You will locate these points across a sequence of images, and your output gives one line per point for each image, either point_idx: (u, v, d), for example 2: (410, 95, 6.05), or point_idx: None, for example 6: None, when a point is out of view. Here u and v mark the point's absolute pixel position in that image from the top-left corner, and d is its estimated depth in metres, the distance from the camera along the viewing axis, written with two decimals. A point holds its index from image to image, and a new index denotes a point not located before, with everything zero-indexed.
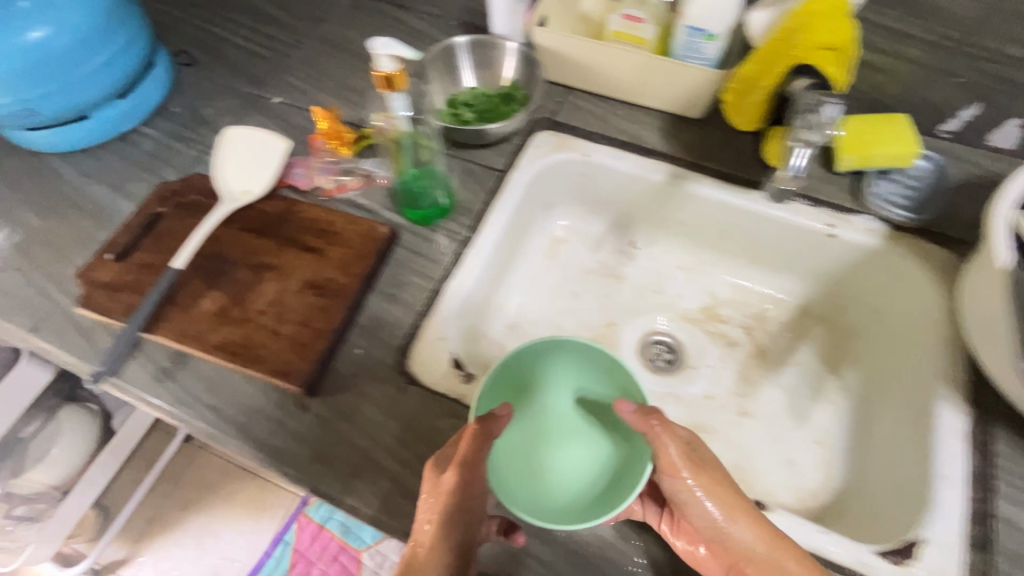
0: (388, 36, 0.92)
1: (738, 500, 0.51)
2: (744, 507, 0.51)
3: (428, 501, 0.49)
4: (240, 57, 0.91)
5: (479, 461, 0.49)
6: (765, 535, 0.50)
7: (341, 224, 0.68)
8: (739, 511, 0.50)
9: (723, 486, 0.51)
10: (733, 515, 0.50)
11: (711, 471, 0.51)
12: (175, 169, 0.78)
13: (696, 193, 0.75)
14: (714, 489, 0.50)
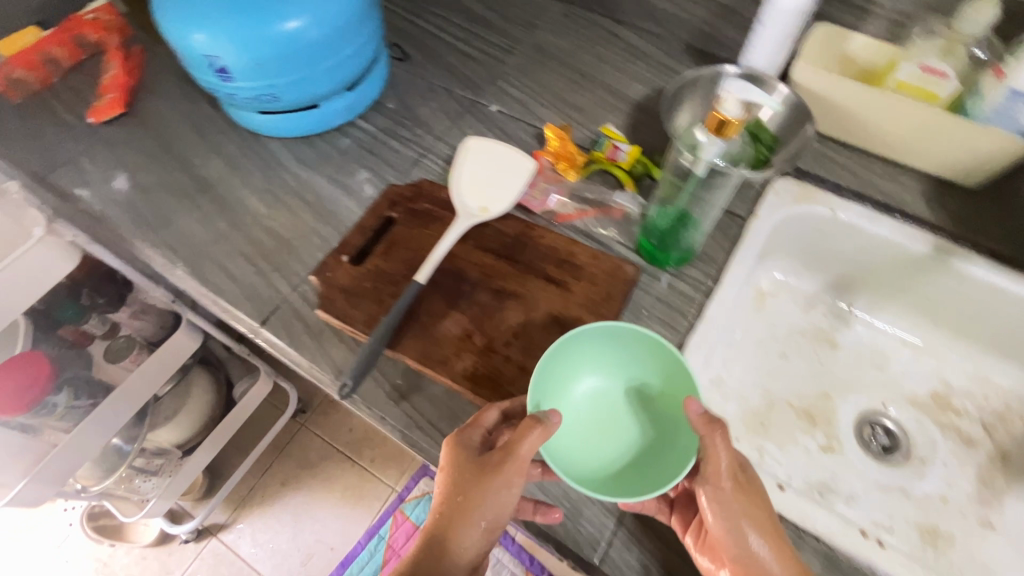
0: (606, 52, 0.87)
1: (763, 510, 0.50)
2: (774, 529, 0.49)
3: (446, 477, 0.50)
4: (453, 57, 0.88)
5: (524, 458, 0.47)
6: (756, 527, 0.49)
7: (583, 257, 0.64)
8: (774, 538, 0.49)
9: (760, 507, 0.50)
10: (756, 530, 0.49)
11: (743, 482, 0.50)
12: (393, 170, 0.76)
13: (963, 273, 0.67)
14: (748, 506, 0.49)
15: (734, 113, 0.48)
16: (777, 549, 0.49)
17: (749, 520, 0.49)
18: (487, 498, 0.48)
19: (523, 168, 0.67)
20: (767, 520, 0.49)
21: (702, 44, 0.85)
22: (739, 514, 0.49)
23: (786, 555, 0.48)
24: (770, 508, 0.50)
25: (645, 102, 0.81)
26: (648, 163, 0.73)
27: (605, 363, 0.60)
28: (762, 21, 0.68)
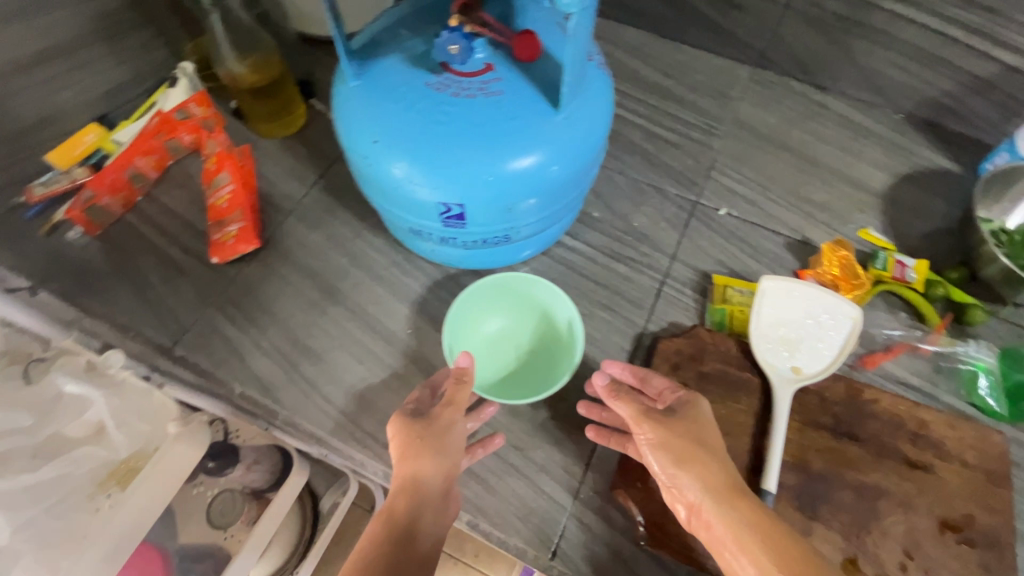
0: (822, 129, 0.75)
1: (679, 435, 0.42)
2: (696, 438, 0.42)
3: (397, 448, 0.45)
4: (648, 143, 0.74)
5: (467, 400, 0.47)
6: (669, 454, 0.41)
7: (940, 427, 0.52)
8: (691, 446, 0.41)
9: (673, 433, 0.42)
10: (659, 434, 0.42)
11: (658, 414, 0.44)
12: (634, 306, 0.61)
13: None
14: (644, 416, 0.44)
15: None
16: (706, 470, 0.40)
17: (654, 427, 0.43)
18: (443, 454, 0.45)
19: (846, 323, 0.54)
20: (692, 438, 0.42)
21: (934, 116, 0.74)
22: (663, 441, 0.42)
23: (686, 446, 0.41)
24: (705, 434, 0.42)
25: (894, 193, 0.70)
26: (946, 283, 0.61)
27: (469, 314, 0.56)
28: None
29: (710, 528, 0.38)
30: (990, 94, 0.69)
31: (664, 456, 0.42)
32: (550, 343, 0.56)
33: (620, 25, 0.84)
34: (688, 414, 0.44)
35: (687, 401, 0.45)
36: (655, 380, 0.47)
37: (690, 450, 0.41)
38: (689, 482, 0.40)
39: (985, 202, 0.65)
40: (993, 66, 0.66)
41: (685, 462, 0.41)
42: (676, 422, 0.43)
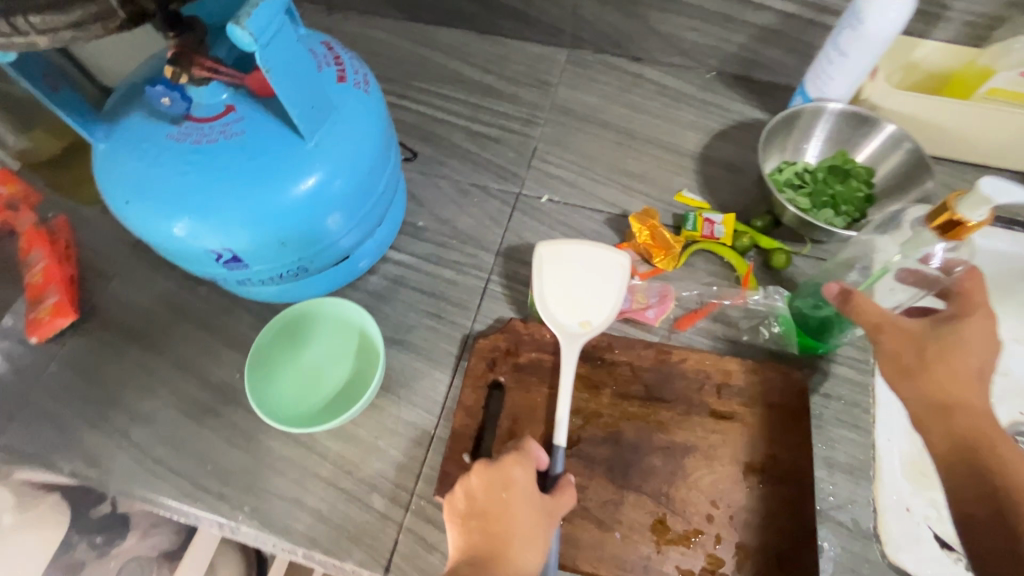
0: (639, 99, 0.77)
1: (930, 341, 0.46)
2: (937, 357, 0.45)
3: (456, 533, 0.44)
4: (471, 143, 0.74)
5: (529, 482, 0.44)
6: (940, 399, 0.45)
7: (742, 375, 0.54)
8: (932, 346, 0.46)
9: (909, 346, 0.46)
10: (898, 337, 0.47)
11: (888, 323, 0.48)
12: (461, 308, 0.62)
13: None
14: (886, 327, 0.47)
15: (976, 218, 0.41)
16: (965, 386, 0.45)
17: (903, 339, 0.47)
18: (514, 526, 0.42)
19: (618, 267, 0.56)
20: (935, 363, 0.45)
21: (740, 70, 0.76)
22: (910, 366, 0.46)
23: (915, 350, 0.46)
24: (964, 358, 0.45)
25: (707, 152, 0.72)
26: (751, 232, 0.63)
27: (297, 333, 0.57)
28: (845, 52, 0.60)
29: (892, 354, 0.47)
30: (780, 42, 0.71)
31: (926, 373, 0.45)
32: (354, 384, 0.56)
33: (438, 28, 0.85)
34: (970, 294, 0.47)
35: (960, 308, 0.47)
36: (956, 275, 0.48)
37: (931, 346, 0.46)
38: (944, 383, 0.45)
39: (786, 147, 0.68)
40: (771, 15, 0.69)
41: (914, 370, 0.46)
42: (957, 325, 0.46)
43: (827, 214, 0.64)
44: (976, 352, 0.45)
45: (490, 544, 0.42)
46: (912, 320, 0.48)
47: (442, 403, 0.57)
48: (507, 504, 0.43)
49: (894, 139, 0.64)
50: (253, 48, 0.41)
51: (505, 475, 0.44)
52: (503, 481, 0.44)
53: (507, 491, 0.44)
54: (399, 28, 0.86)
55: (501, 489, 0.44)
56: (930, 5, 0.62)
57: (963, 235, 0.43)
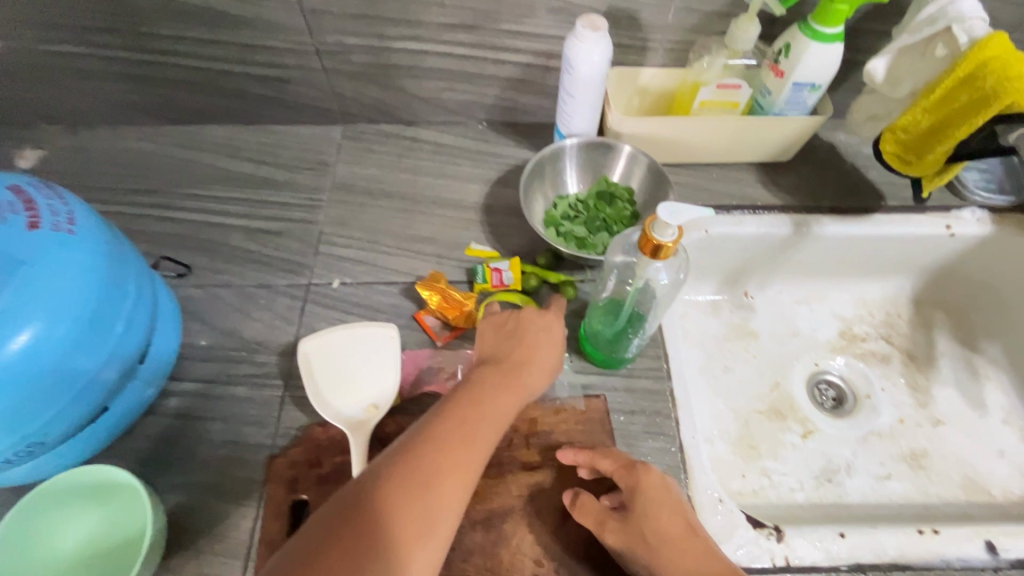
0: (418, 162, 0.78)
1: (645, 532, 0.46)
2: (656, 537, 0.46)
3: (491, 335, 0.56)
4: (250, 242, 0.70)
5: (558, 331, 0.57)
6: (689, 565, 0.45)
7: (546, 418, 0.55)
8: (648, 532, 0.46)
9: (636, 542, 0.45)
10: (629, 537, 0.46)
11: (609, 529, 0.46)
12: (259, 426, 0.58)
13: (820, 233, 0.74)
14: (610, 523, 0.47)
15: (670, 238, 0.43)
16: (690, 546, 0.45)
17: (632, 540, 0.46)
18: (537, 347, 0.55)
19: (389, 339, 0.56)
20: (659, 545, 0.45)
21: (506, 117, 0.81)
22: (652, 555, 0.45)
23: (643, 543, 0.45)
24: (669, 532, 0.46)
25: (489, 201, 0.74)
26: (537, 271, 0.65)
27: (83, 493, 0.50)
28: (571, 93, 0.66)
29: (632, 554, 0.46)
30: (530, 88, 0.76)
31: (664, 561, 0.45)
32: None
33: (200, 127, 0.80)
34: (631, 476, 0.48)
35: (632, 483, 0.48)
36: (604, 464, 0.49)
37: (645, 536, 0.46)
38: (677, 555, 0.45)
39: (555, 184, 0.72)
40: (511, 67, 0.74)
41: (654, 564, 0.45)
42: (641, 508, 0.47)
43: (602, 238, 0.68)
44: (666, 517, 0.46)
45: (519, 355, 0.54)
46: (618, 519, 0.47)
47: (249, 540, 0.52)
48: (539, 327, 0.56)
49: (640, 160, 0.70)
50: None
51: (545, 318, 0.57)
52: (545, 321, 0.57)
53: (541, 325, 0.56)
54: (157, 133, 0.80)
55: (545, 320, 0.57)
56: (637, 40, 0.70)
57: (670, 256, 0.44)
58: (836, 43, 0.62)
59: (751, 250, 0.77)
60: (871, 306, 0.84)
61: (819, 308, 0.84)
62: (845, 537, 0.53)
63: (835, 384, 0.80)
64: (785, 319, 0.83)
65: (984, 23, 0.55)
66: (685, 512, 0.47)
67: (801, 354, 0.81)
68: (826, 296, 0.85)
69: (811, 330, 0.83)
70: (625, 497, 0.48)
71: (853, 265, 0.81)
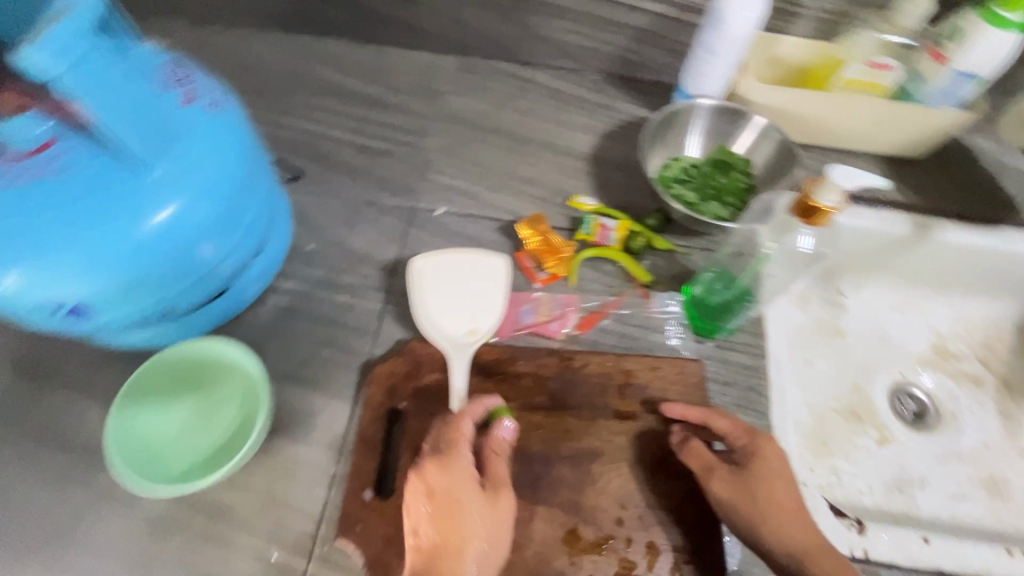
0: (530, 105, 0.77)
1: (755, 494, 0.46)
2: (766, 502, 0.46)
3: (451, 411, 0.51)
4: (360, 158, 0.71)
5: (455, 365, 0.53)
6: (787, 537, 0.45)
7: (642, 372, 0.55)
8: (758, 492, 0.46)
9: (744, 495, 0.47)
10: (738, 488, 0.47)
11: (721, 477, 0.47)
12: (357, 334, 0.59)
13: (941, 239, 0.70)
14: (721, 470, 0.48)
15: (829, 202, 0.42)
16: (797, 522, 0.46)
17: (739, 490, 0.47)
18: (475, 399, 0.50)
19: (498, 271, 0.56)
20: (767, 509, 0.46)
21: (625, 72, 0.78)
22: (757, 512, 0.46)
23: (753, 501, 0.46)
24: (779, 503, 0.46)
25: (598, 152, 0.73)
26: (645, 232, 0.64)
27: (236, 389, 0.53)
28: (713, 50, 0.63)
29: (737, 509, 0.46)
30: (659, 42, 0.73)
31: (766, 523, 0.45)
32: (206, 411, 0.52)
33: (318, 38, 0.81)
34: (753, 437, 0.49)
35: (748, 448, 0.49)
36: (718, 423, 0.50)
37: (754, 495, 0.46)
38: (784, 524, 0.45)
39: (672, 145, 0.70)
40: (645, 17, 0.71)
41: (758, 525, 0.45)
42: (759, 471, 0.47)
43: (714, 207, 0.65)
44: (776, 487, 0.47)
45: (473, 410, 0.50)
46: (731, 476, 0.47)
47: (342, 437, 0.54)
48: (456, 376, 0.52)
49: (767, 133, 0.67)
50: (59, 71, 0.38)
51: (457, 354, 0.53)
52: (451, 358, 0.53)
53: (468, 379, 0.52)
54: (274, 39, 0.81)
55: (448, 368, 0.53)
56: (787, 5, 0.67)
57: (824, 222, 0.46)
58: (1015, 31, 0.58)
59: (859, 246, 0.74)
60: (970, 325, 0.80)
61: (913, 318, 0.81)
62: (930, 542, 0.52)
63: (918, 397, 0.77)
64: (877, 324, 0.80)
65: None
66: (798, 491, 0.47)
67: (888, 362, 0.78)
68: (924, 307, 0.81)
69: (901, 338, 0.80)
70: (739, 455, 0.49)
71: (963, 278, 0.77)
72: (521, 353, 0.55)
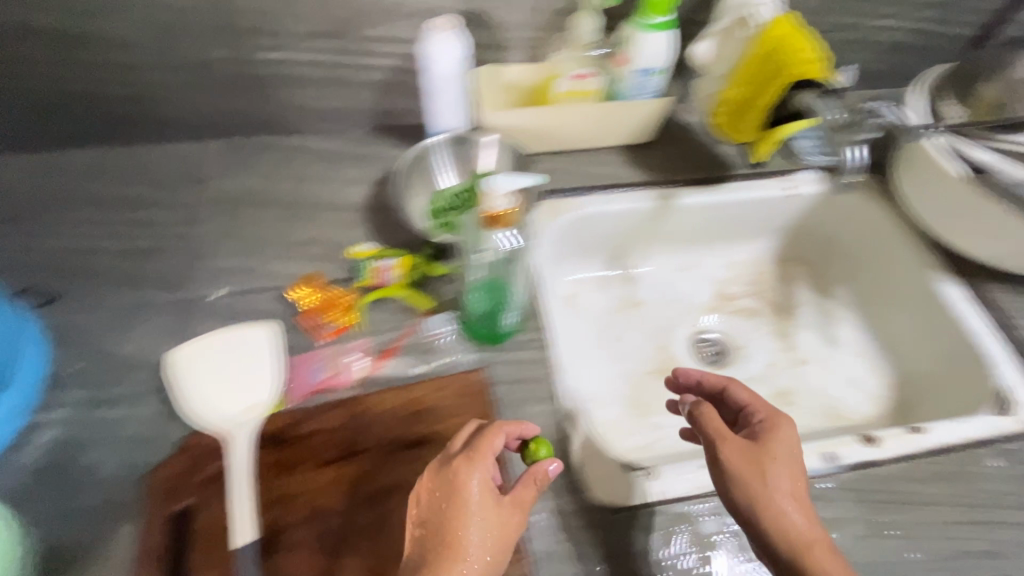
0: (301, 170, 0.79)
1: (763, 454, 0.51)
2: (755, 469, 0.50)
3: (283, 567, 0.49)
4: (124, 263, 0.69)
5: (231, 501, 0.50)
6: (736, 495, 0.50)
7: (429, 396, 0.57)
8: (770, 467, 0.50)
9: (752, 465, 0.50)
10: (737, 459, 0.50)
11: (735, 444, 0.51)
12: (138, 445, 0.56)
13: (681, 205, 0.82)
14: (731, 441, 0.51)
15: None
16: (786, 497, 0.49)
17: (735, 456, 0.51)
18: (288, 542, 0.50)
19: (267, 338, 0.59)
20: (764, 476, 0.50)
21: (385, 121, 0.83)
22: (739, 483, 0.50)
23: (752, 463, 0.50)
24: (788, 486, 0.50)
25: (371, 200, 0.76)
26: (421, 264, 0.68)
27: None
28: (431, 88, 0.69)
29: (757, 464, 0.50)
30: (402, 90, 0.79)
31: (767, 501, 0.49)
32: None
33: (62, 153, 0.77)
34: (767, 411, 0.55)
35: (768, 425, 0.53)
36: (738, 397, 0.58)
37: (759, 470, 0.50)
38: (788, 490, 0.50)
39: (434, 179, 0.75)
40: (379, 71, 0.76)
41: (751, 484, 0.50)
42: (772, 447, 0.52)
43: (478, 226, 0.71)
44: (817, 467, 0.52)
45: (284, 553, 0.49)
46: (751, 443, 0.51)
47: (131, 559, 0.50)
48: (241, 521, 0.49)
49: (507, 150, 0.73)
50: None
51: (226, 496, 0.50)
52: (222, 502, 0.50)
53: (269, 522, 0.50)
54: (11, 164, 0.76)
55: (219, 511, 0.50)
56: (495, 39, 0.75)
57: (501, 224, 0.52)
58: (665, 30, 0.69)
59: (623, 226, 0.84)
60: (739, 267, 0.93)
61: (694, 273, 0.92)
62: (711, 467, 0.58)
63: (713, 339, 0.87)
64: (667, 286, 0.91)
65: (782, 10, 0.64)
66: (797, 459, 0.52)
67: (683, 317, 0.89)
68: (700, 262, 0.93)
69: (689, 293, 0.91)
70: (757, 423, 0.54)
71: (718, 230, 0.90)
72: (309, 413, 0.56)
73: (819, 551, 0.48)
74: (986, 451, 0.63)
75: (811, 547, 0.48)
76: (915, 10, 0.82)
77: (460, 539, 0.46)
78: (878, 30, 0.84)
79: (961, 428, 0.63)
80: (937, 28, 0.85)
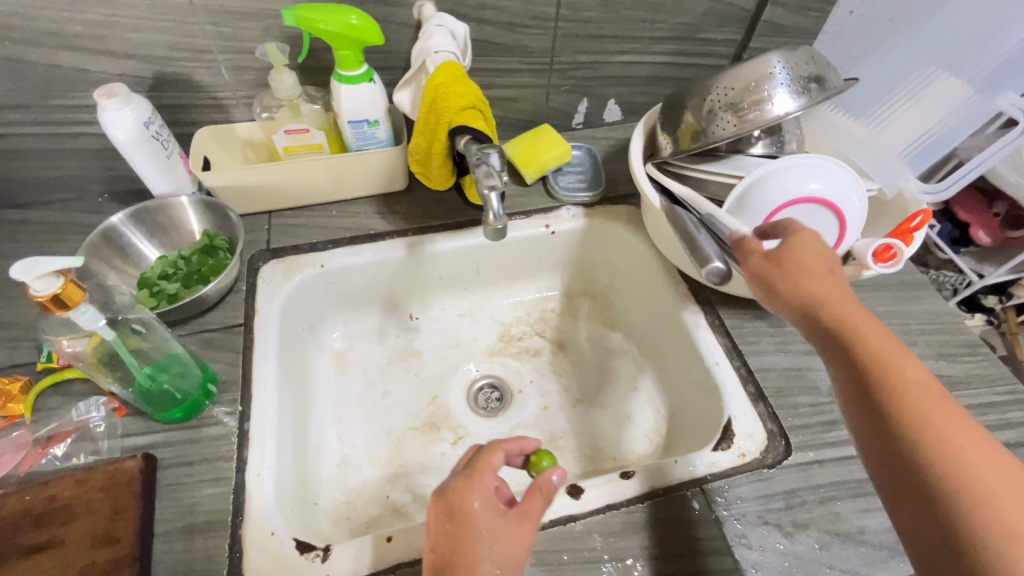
0: (20, 245, 0.75)
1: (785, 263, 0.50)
2: (791, 285, 0.49)
3: None
4: None
5: None
6: (853, 377, 0.45)
7: (66, 491, 0.52)
8: (810, 268, 0.50)
9: (772, 270, 0.50)
10: (789, 283, 0.49)
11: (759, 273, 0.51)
12: None
13: (435, 250, 0.80)
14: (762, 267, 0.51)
15: (42, 291, 0.43)
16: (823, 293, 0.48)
17: (775, 278, 0.50)
18: None
19: None
20: (797, 280, 0.49)
21: (125, 186, 0.80)
22: (795, 296, 0.49)
23: (779, 271, 0.50)
24: (816, 278, 0.49)
25: None
26: None
27: None
28: (125, 155, 0.66)
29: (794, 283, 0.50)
30: None
31: (809, 294, 0.49)
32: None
33: None
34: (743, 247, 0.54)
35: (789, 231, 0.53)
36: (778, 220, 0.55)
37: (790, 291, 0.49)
38: (800, 287, 0.49)
39: (153, 244, 0.72)
40: (95, 138, 0.74)
41: (785, 290, 0.49)
42: (797, 254, 0.50)
43: (186, 294, 0.67)
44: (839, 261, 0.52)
45: None
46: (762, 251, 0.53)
47: None
48: None
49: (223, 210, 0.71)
50: None
51: None
52: None
53: None
54: None
55: None
56: (211, 100, 0.73)
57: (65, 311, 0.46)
58: (364, 81, 0.67)
59: (381, 276, 0.81)
60: (527, 305, 0.91)
61: (479, 315, 0.90)
62: (390, 540, 0.54)
63: (493, 384, 0.85)
64: (449, 332, 0.88)
65: (453, 56, 0.64)
66: (830, 272, 0.50)
67: (462, 362, 0.86)
68: (486, 303, 0.91)
69: (472, 337, 0.88)
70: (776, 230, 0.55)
71: (495, 271, 0.88)
72: None
73: (920, 393, 0.43)
74: (695, 490, 0.59)
75: (892, 370, 0.44)
76: (653, 43, 0.84)
77: (474, 562, 0.44)
78: (624, 63, 0.85)
79: (678, 468, 0.60)
80: (682, 57, 0.87)
